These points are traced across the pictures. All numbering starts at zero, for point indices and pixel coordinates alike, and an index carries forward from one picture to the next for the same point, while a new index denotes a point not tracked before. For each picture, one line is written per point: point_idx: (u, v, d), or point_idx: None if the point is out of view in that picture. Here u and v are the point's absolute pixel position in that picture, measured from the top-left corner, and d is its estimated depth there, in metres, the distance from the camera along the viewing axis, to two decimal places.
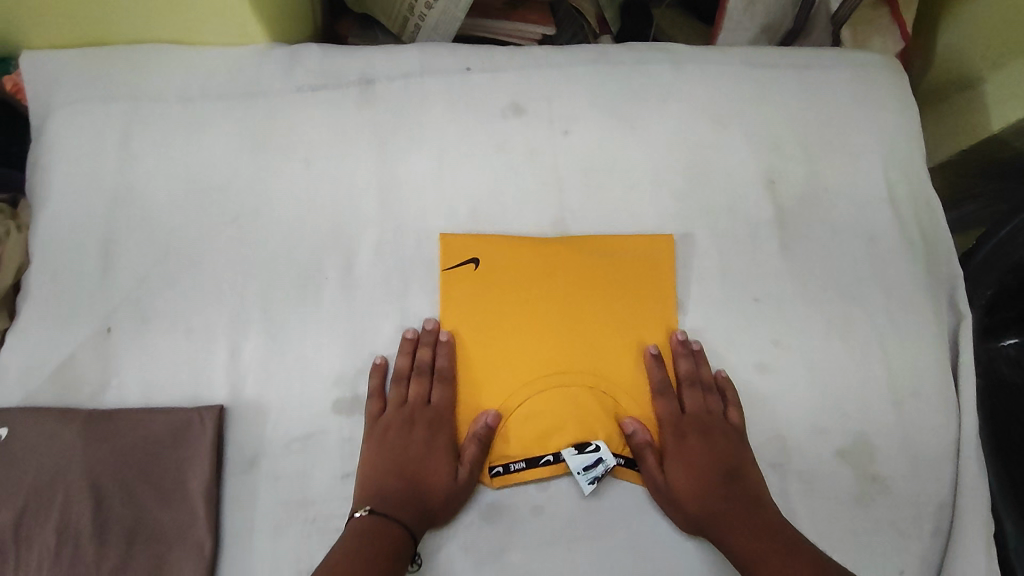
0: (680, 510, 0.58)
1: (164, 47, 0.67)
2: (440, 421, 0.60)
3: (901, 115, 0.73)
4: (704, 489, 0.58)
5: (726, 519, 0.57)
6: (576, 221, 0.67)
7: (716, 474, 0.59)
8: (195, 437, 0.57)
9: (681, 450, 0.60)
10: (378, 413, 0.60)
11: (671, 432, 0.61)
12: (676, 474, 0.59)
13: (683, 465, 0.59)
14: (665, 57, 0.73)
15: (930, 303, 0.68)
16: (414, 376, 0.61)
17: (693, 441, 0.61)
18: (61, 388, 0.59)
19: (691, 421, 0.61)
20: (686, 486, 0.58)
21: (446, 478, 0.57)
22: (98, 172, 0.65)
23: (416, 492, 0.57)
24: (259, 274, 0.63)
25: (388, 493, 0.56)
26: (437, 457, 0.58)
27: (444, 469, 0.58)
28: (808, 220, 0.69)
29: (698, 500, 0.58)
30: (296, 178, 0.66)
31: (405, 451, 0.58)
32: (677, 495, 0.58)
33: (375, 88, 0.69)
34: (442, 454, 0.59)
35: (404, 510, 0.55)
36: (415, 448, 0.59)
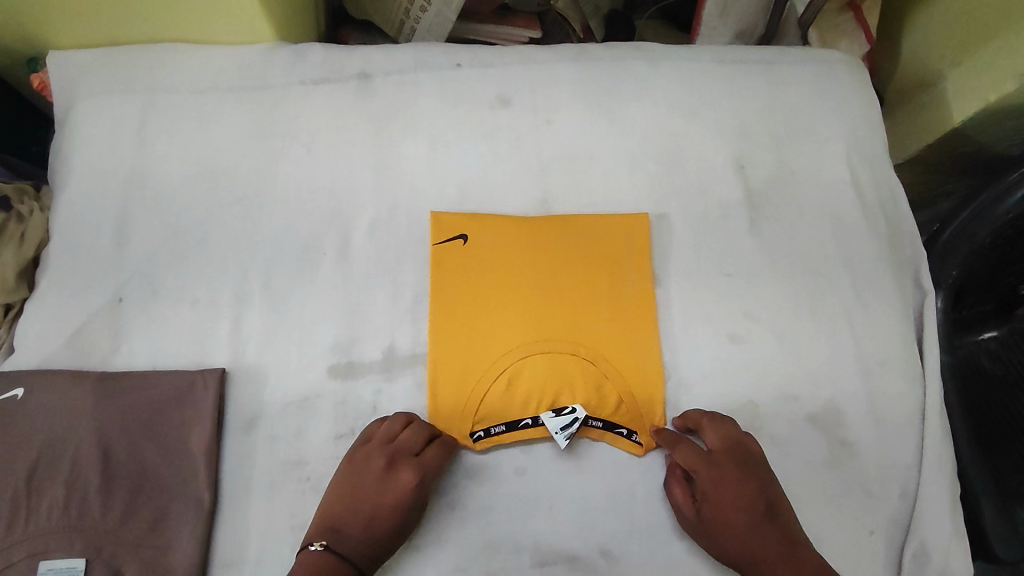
0: (726, 553, 0.58)
1: (178, 46, 0.73)
2: (417, 475, 0.58)
3: (862, 108, 0.79)
4: (746, 532, 0.58)
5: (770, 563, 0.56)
6: (558, 202, 0.72)
7: (756, 515, 0.58)
8: (199, 397, 0.60)
9: (716, 490, 0.59)
10: (362, 443, 0.60)
11: (705, 473, 0.60)
12: (712, 520, 0.58)
13: (719, 506, 0.59)
14: (641, 54, 0.79)
15: (893, 279, 0.72)
16: (412, 423, 0.61)
17: (727, 479, 0.60)
18: (74, 354, 0.62)
19: (723, 459, 0.60)
20: (725, 531, 0.58)
21: (400, 533, 0.57)
22: (117, 158, 0.70)
23: (369, 534, 0.56)
24: (262, 250, 0.67)
25: (345, 530, 0.56)
26: (394, 510, 0.57)
27: (395, 523, 0.57)
28: (776, 203, 0.74)
29: (741, 544, 0.58)
30: (298, 163, 0.71)
31: (373, 491, 0.58)
32: (718, 540, 0.58)
33: (372, 82, 0.74)
34: (400, 509, 0.57)
35: (357, 551, 0.55)
36: (385, 493, 0.58)
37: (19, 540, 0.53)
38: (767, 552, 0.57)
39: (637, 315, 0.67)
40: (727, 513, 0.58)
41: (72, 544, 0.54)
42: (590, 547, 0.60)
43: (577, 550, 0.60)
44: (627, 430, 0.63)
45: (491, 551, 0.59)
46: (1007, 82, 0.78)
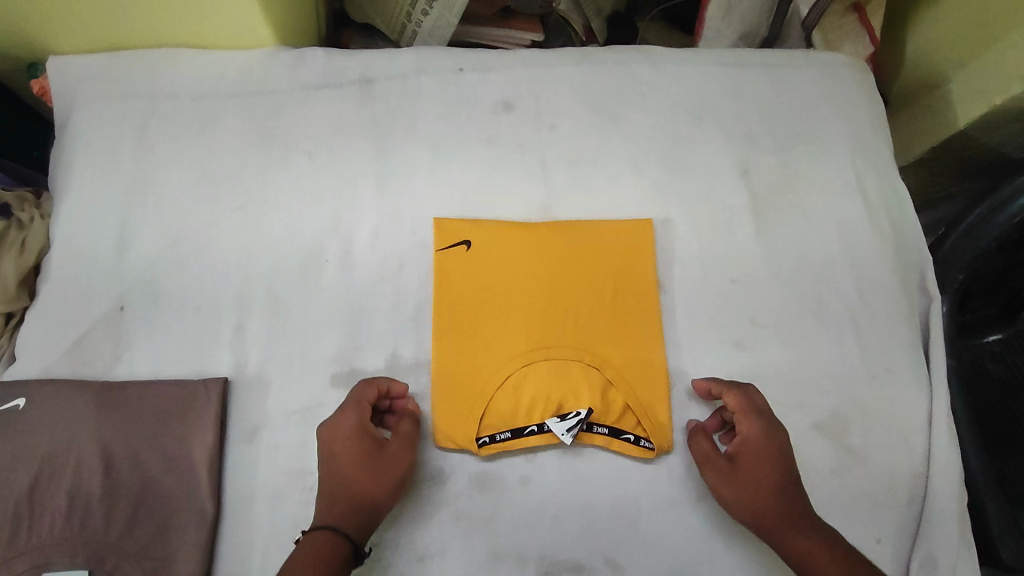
0: (742, 510, 0.57)
1: (179, 51, 0.73)
2: (360, 420, 0.58)
3: (867, 111, 0.78)
4: (770, 493, 0.57)
5: (786, 528, 0.55)
6: (562, 208, 0.72)
7: (785, 481, 0.57)
8: (201, 407, 0.60)
9: (754, 447, 0.59)
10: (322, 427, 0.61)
11: (745, 428, 0.60)
12: (740, 474, 0.58)
13: (753, 464, 0.58)
14: (645, 57, 0.78)
15: (899, 284, 0.71)
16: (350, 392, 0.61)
17: (769, 441, 0.59)
18: (76, 363, 0.62)
19: (768, 420, 0.60)
20: (749, 489, 0.57)
21: (379, 485, 0.56)
22: (118, 164, 0.69)
23: (353, 499, 0.55)
24: (264, 258, 0.67)
25: (333, 503, 0.55)
26: (356, 459, 0.56)
27: (366, 469, 0.56)
28: (781, 208, 0.73)
29: (762, 504, 0.57)
30: (299, 169, 0.70)
31: (329, 452, 0.57)
32: (740, 496, 0.57)
33: (374, 87, 0.74)
34: (359, 455, 0.56)
35: (350, 523, 0.54)
36: (339, 448, 0.57)
37: (23, 551, 0.53)
38: (786, 517, 0.56)
39: (640, 320, 0.67)
40: (758, 470, 0.58)
41: (75, 555, 0.54)
42: (596, 556, 0.60)
43: (583, 559, 0.59)
44: (634, 435, 0.62)
45: (496, 561, 0.59)
46: (1015, 84, 0.78)
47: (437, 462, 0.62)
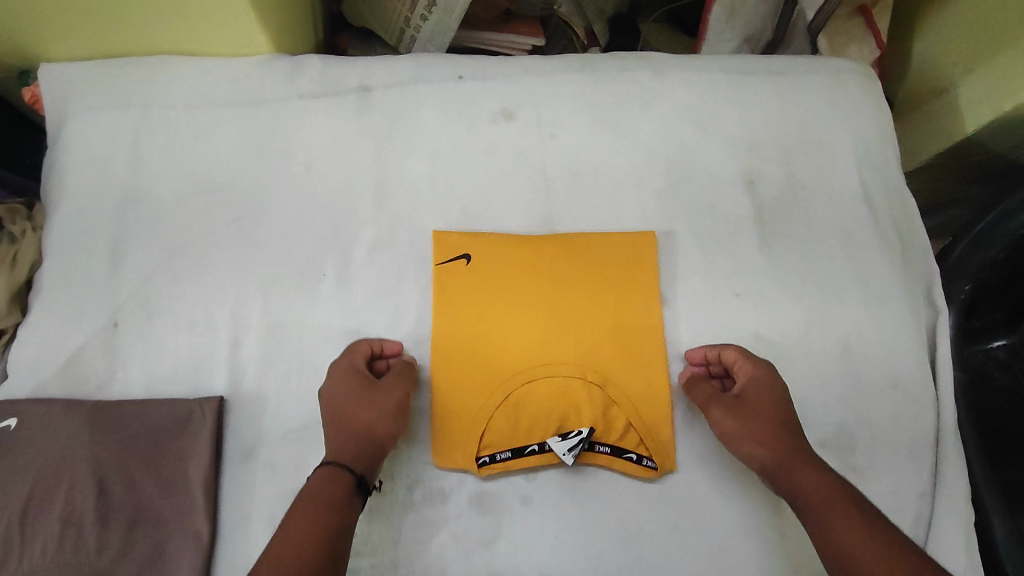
0: (748, 442, 0.58)
1: (173, 59, 0.71)
2: (352, 367, 0.60)
3: (875, 119, 0.77)
4: (773, 425, 0.57)
5: (791, 458, 0.55)
6: (564, 220, 0.70)
7: (787, 419, 0.58)
8: (196, 427, 0.59)
9: (755, 388, 0.60)
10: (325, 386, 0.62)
11: (744, 370, 0.62)
12: (745, 409, 0.59)
13: (756, 401, 0.59)
14: (648, 64, 0.76)
15: (905, 297, 0.70)
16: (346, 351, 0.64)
17: (769, 383, 0.60)
18: (69, 382, 0.61)
19: (766, 366, 0.62)
20: (755, 422, 0.58)
21: (376, 419, 0.57)
22: (110, 176, 0.68)
23: (356, 433, 0.56)
24: (261, 271, 0.66)
25: (337, 440, 0.56)
26: (349, 401, 0.58)
27: (359, 407, 0.57)
28: (786, 219, 0.72)
29: (767, 435, 0.57)
30: (296, 180, 0.69)
31: (327, 400, 0.59)
32: (747, 428, 0.58)
33: (372, 95, 0.72)
34: (353, 396, 0.58)
35: (354, 456, 0.55)
36: (334, 394, 0.58)
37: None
38: (788, 448, 0.56)
39: (642, 335, 0.66)
40: (762, 407, 0.59)
41: None
42: None
43: None
44: (636, 454, 0.61)
45: None
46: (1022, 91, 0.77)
47: (437, 481, 0.61)
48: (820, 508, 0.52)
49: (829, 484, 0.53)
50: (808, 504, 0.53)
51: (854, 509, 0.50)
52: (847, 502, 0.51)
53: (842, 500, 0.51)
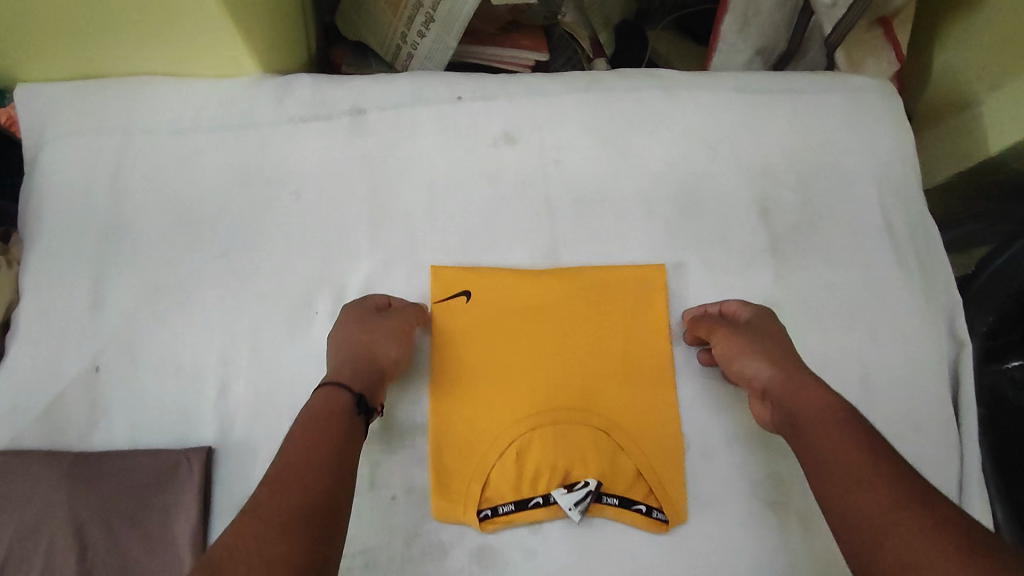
0: (754, 365, 0.58)
1: (156, 80, 0.67)
2: (360, 304, 0.61)
3: (897, 141, 0.73)
4: (778, 353, 0.59)
5: (795, 379, 0.56)
6: (568, 252, 0.67)
7: (789, 352, 0.59)
8: (183, 480, 0.56)
9: (756, 323, 0.61)
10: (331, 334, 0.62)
11: (746, 309, 0.63)
12: (750, 336, 0.60)
13: (758, 333, 0.60)
14: (657, 83, 0.72)
15: (927, 332, 0.67)
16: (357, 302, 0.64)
17: (768, 322, 0.62)
18: (49, 430, 0.58)
19: (763, 308, 0.63)
20: (761, 347, 0.59)
21: (380, 348, 0.58)
22: (89, 206, 0.64)
23: (354, 357, 0.57)
24: (251, 309, 0.62)
25: (336, 366, 0.57)
26: (355, 333, 0.58)
27: (363, 337, 0.58)
28: (803, 250, 0.69)
29: (773, 360, 0.58)
30: (286, 211, 0.65)
31: (335, 336, 0.59)
32: (753, 352, 0.59)
33: (366, 118, 0.69)
34: (358, 329, 0.59)
35: (351, 377, 0.55)
36: (341, 330, 0.59)
37: None
38: (790, 372, 0.57)
39: (648, 369, 0.63)
40: (764, 337, 0.60)
41: None
42: None
43: None
44: (645, 506, 0.59)
45: None
46: None
47: (435, 534, 0.58)
48: (818, 427, 0.51)
49: (830, 406, 0.52)
50: (805, 422, 0.53)
51: (852, 426, 0.50)
52: (845, 420, 0.50)
53: (840, 414, 0.51)
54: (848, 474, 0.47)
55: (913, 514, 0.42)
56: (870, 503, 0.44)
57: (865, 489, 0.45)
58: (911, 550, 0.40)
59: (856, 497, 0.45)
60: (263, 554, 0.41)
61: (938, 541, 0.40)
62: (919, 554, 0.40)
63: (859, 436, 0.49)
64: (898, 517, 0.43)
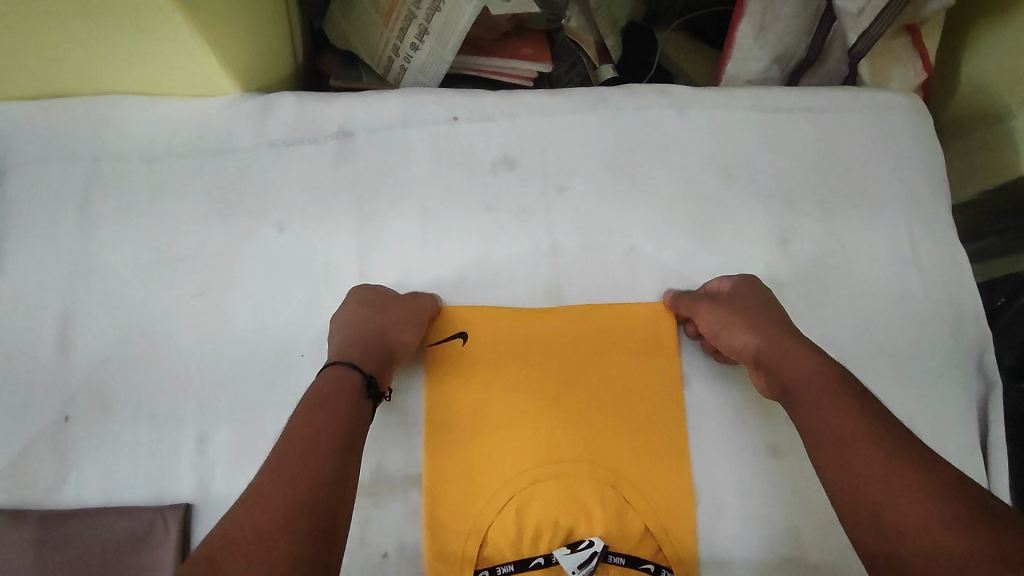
0: (741, 338, 0.55)
1: (126, 100, 0.62)
2: (371, 289, 0.58)
3: (926, 164, 0.68)
4: (765, 325, 0.55)
5: (784, 349, 0.53)
6: (571, 286, 0.62)
7: (777, 322, 0.56)
8: (157, 542, 0.52)
9: (739, 295, 0.58)
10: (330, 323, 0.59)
11: (731, 282, 0.60)
12: (736, 309, 0.57)
13: (743, 306, 0.57)
14: (668, 101, 0.67)
15: (956, 373, 0.63)
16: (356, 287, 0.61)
17: (752, 293, 0.58)
18: (16, 487, 0.54)
19: (749, 278, 0.60)
20: (748, 317, 0.56)
21: (392, 330, 0.55)
22: (57, 241, 0.60)
23: (364, 337, 0.53)
24: (231, 352, 0.58)
25: (342, 346, 0.53)
26: (366, 314, 0.55)
27: (374, 318, 0.55)
28: (824, 283, 0.64)
29: (761, 332, 0.55)
30: (269, 244, 0.61)
31: (341, 318, 0.56)
32: (740, 326, 0.56)
33: (354, 141, 0.64)
34: (368, 310, 0.56)
35: (360, 358, 0.52)
36: (351, 311, 0.56)
37: None
38: (778, 340, 0.54)
39: (649, 388, 0.59)
40: (749, 308, 0.57)
41: None
42: None
43: None
44: (654, 565, 0.55)
45: None
46: None
47: None
48: (811, 395, 0.49)
49: (823, 374, 0.50)
50: (797, 393, 0.50)
51: (845, 392, 0.48)
52: (837, 387, 0.48)
53: (830, 383, 0.49)
54: (841, 440, 0.45)
55: (905, 480, 0.41)
56: (868, 474, 0.43)
57: (864, 457, 0.44)
58: (904, 518, 0.40)
59: (854, 469, 0.44)
60: (264, 553, 0.37)
61: (932, 510, 0.39)
62: (911, 520, 0.39)
63: (852, 403, 0.47)
64: (892, 484, 0.41)
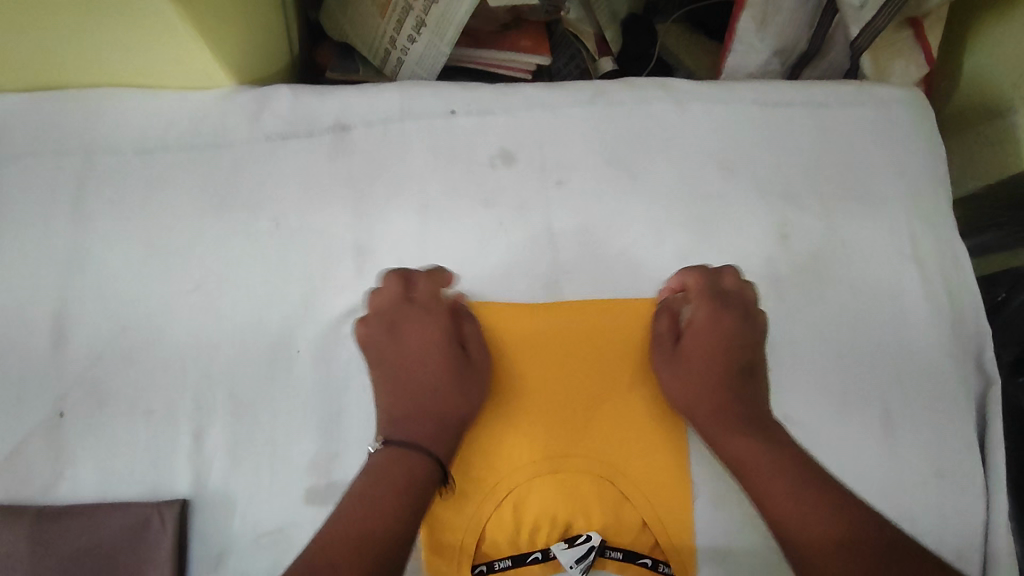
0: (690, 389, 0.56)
1: (118, 93, 0.61)
2: (438, 325, 0.57)
3: (926, 158, 0.67)
4: (714, 380, 0.56)
5: (732, 414, 0.55)
6: (570, 282, 0.62)
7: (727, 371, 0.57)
8: (154, 538, 0.52)
9: (690, 341, 0.58)
10: (363, 328, 0.56)
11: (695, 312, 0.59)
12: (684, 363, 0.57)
13: (693, 358, 0.57)
14: (668, 95, 0.67)
15: (956, 368, 0.62)
16: (396, 282, 0.58)
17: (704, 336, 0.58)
18: (11, 482, 0.54)
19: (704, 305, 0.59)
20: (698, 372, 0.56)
21: (462, 399, 0.54)
22: (50, 235, 0.59)
23: (433, 410, 0.54)
24: (228, 347, 0.58)
25: (404, 412, 0.54)
26: (436, 369, 0.55)
27: (448, 379, 0.55)
28: (823, 278, 0.64)
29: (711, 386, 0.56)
30: (266, 239, 0.60)
31: (402, 358, 0.56)
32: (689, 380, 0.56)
33: (351, 135, 0.63)
34: (441, 366, 0.55)
35: (429, 437, 0.52)
36: (412, 356, 0.56)
37: None
38: (720, 412, 0.55)
39: (631, 402, 0.58)
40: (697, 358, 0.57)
41: None
42: None
43: None
44: (652, 559, 0.55)
45: None
46: None
47: None
48: (754, 474, 0.52)
49: (761, 448, 0.53)
50: (745, 472, 0.53)
51: (788, 469, 0.51)
52: (782, 460, 0.52)
53: (778, 456, 0.52)
54: (790, 515, 0.49)
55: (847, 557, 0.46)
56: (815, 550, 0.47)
57: (809, 533, 0.48)
58: None
59: (802, 543, 0.48)
60: None
61: None
62: None
63: (794, 478, 0.51)
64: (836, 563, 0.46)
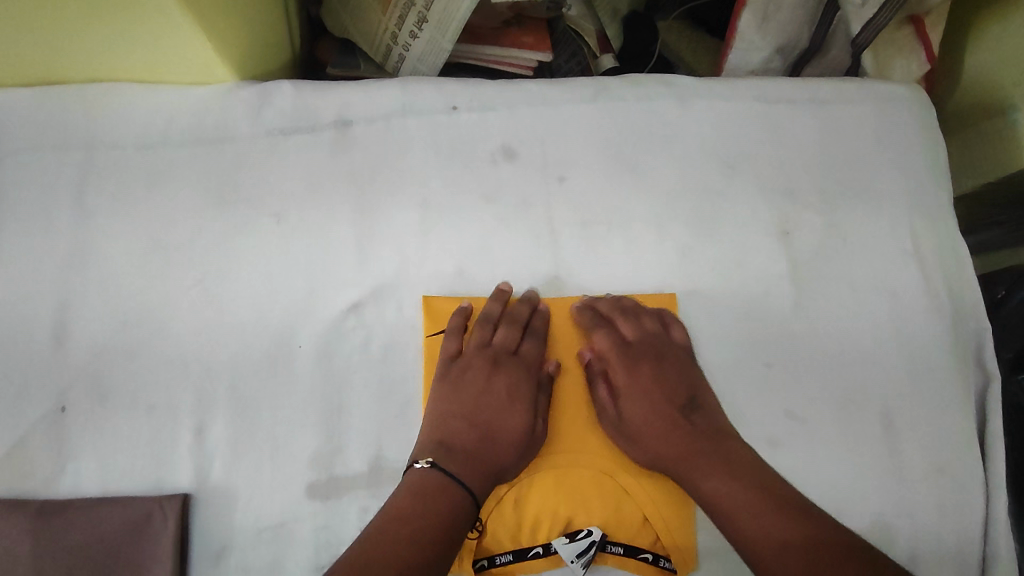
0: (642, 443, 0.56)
1: (119, 88, 0.61)
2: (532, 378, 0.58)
3: (927, 155, 0.67)
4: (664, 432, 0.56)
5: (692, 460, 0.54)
6: (571, 278, 0.62)
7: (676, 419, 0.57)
8: (156, 531, 0.52)
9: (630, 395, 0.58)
10: (451, 357, 0.58)
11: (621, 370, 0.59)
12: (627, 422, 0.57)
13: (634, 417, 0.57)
14: (669, 91, 0.67)
15: (955, 365, 0.62)
16: (502, 324, 0.59)
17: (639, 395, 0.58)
18: (13, 476, 0.54)
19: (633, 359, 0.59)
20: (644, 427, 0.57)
21: (517, 458, 0.55)
22: (52, 230, 0.59)
23: (484, 455, 0.54)
24: (229, 343, 0.58)
25: (459, 444, 0.55)
26: (515, 412, 0.56)
27: (519, 423, 0.56)
28: (824, 274, 0.64)
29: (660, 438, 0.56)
30: (268, 235, 0.60)
31: (478, 396, 0.57)
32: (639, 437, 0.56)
33: (352, 131, 0.63)
34: (520, 412, 0.56)
35: (469, 476, 0.53)
36: (493, 396, 0.57)
37: None
38: (683, 460, 0.55)
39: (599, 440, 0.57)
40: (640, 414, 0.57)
41: None
42: None
43: None
44: (653, 554, 0.55)
45: None
46: None
47: None
48: (733, 513, 0.51)
49: (731, 487, 0.52)
50: (719, 512, 0.52)
51: (765, 501, 0.51)
52: (756, 494, 0.51)
53: (753, 490, 0.52)
54: (770, 544, 0.49)
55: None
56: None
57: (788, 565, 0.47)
58: None
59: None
60: None
61: None
62: None
63: (767, 514, 0.50)
64: None
